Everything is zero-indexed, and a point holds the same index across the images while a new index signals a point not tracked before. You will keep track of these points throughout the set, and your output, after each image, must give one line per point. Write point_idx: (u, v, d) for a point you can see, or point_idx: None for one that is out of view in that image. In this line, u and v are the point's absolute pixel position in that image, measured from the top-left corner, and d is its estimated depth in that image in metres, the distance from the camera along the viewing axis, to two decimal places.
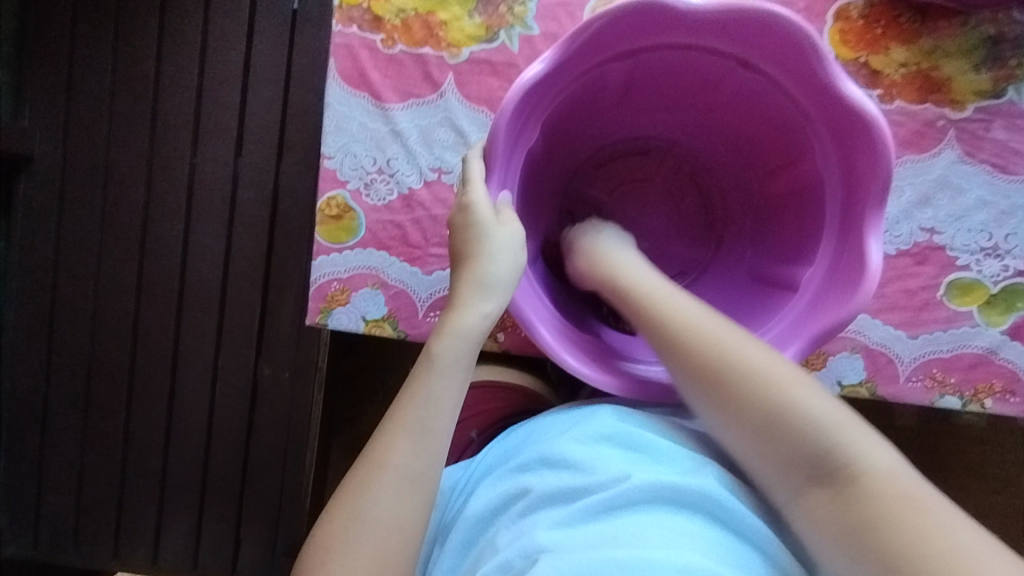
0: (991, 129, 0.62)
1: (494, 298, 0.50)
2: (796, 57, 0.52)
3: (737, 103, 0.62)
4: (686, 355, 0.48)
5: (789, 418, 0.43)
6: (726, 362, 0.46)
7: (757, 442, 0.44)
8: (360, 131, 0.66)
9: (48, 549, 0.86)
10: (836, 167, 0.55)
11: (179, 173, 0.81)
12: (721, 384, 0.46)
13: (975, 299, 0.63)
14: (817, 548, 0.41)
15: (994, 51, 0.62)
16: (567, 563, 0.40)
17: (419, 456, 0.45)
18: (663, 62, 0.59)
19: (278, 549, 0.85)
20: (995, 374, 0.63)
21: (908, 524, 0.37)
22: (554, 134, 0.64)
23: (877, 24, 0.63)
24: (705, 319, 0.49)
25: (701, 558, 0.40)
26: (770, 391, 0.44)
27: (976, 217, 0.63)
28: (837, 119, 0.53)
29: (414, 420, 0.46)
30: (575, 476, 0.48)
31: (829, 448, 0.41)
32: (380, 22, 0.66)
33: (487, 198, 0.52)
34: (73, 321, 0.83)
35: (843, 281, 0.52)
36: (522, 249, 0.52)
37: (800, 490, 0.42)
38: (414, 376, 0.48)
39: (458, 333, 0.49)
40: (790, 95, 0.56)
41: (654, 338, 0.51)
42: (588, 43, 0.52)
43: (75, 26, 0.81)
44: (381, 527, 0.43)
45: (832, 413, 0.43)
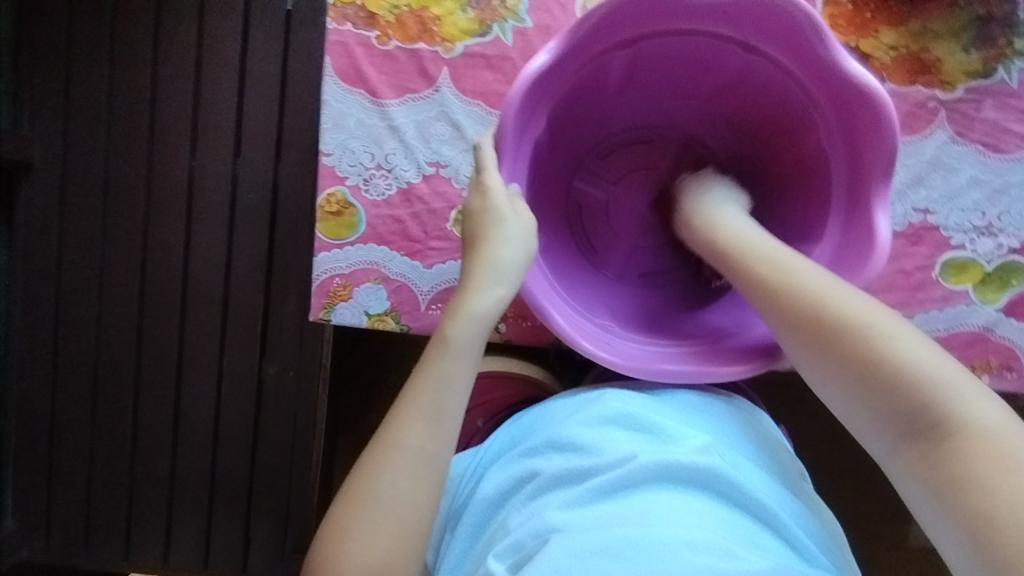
0: (982, 108, 0.63)
1: (506, 282, 0.51)
2: (796, 36, 0.53)
3: (741, 85, 0.62)
4: (788, 309, 0.49)
5: (887, 373, 0.43)
6: (832, 317, 0.47)
7: (858, 390, 0.45)
8: (358, 127, 0.66)
9: (61, 552, 0.87)
10: (840, 142, 0.56)
11: (179, 176, 0.81)
12: (826, 340, 0.46)
13: (969, 278, 0.64)
14: (908, 495, 0.42)
15: (983, 31, 0.63)
16: (577, 541, 0.41)
17: (434, 439, 0.46)
18: (665, 49, 0.60)
19: (288, 546, 0.86)
20: (991, 352, 0.64)
21: (1003, 480, 0.37)
22: (560, 126, 0.65)
23: (867, 8, 0.64)
24: (814, 276, 0.49)
25: (711, 534, 0.42)
26: (870, 341, 0.44)
27: (969, 196, 0.63)
28: (839, 97, 0.54)
29: (429, 403, 0.47)
30: (583, 458, 0.49)
31: (934, 400, 0.41)
32: (374, 19, 0.66)
33: (500, 185, 0.53)
34: (78, 326, 0.84)
35: (851, 259, 0.54)
36: (532, 237, 0.53)
37: (895, 445, 0.43)
38: (426, 356, 0.48)
39: (472, 316, 0.49)
40: (793, 76, 0.57)
41: (758, 295, 0.52)
42: (591, 33, 0.53)
43: (70, 31, 0.81)
44: (397, 508, 0.44)
45: (938, 370, 0.42)
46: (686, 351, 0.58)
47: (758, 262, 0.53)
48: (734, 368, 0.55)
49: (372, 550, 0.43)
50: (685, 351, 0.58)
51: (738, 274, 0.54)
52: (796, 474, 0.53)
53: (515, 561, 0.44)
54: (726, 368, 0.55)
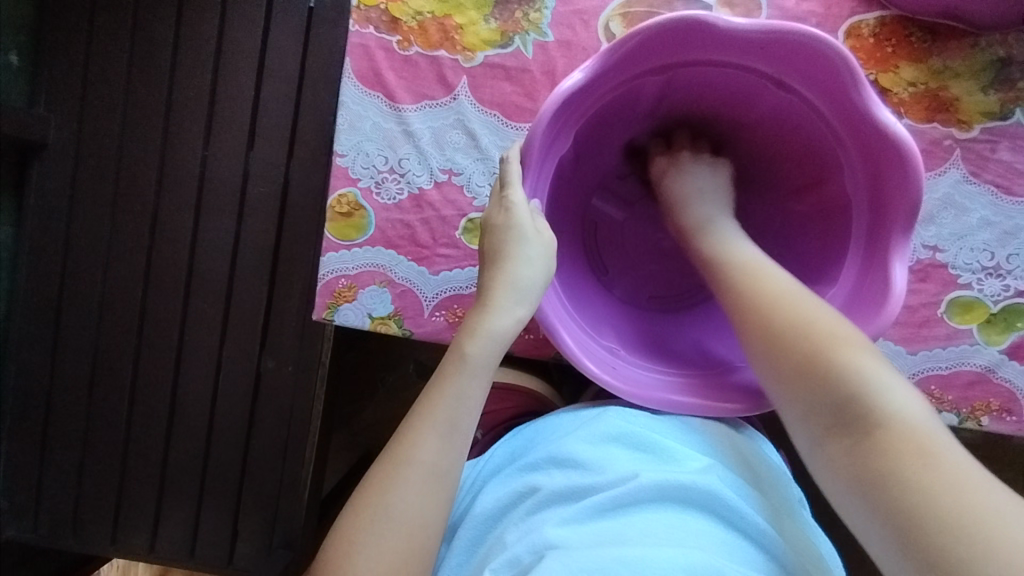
0: (997, 150, 0.63)
1: (527, 303, 0.51)
2: (831, 79, 0.52)
3: (771, 119, 0.63)
4: (746, 308, 0.52)
5: (821, 367, 0.45)
6: (781, 315, 0.49)
7: (796, 386, 0.47)
8: (373, 130, 0.67)
9: (47, 533, 0.87)
10: (863, 185, 0.57)
11: (191, 165, 0.82)
12: (776, 338, 0.49)
13: (975, 318, 0.64)
14: (836, 490, 0.43)
15: (1003, 72, 0.63)
16: (575, 559, 0.41)
17: (444, 453, 0.47)
18: (700, 76, 0.60)
19: (275, 541, 0.86)
20: (992, 393, 0.64)
21: (910, 472, 0.38)
22: (580, 145, 0.65)
23: (888, 42, 0.64)
24: (780, 281, 0.52)
25: (709, 556, 0.42)
26: (810, 340, 0.47)
27: (979, 236, 0.63)
28: (868, 143, 0.54)
29: (443, 420, 0.47)
30: (583, 476, 0.49)
31: (859, 396, 0.43)
32: (396, 23, 0.67)
33: (523, 202, 0.53)
34: (80, 308, 0.84)
35: (866, 306, 0.53)
36: (553, 256, 0.53)
37: (820, 437, 0.45)
38: (443, 371, 0.49)
39: (490, 335, 0.50)
40: (824, 117, 0.57)
41: (724, 293, 0.55)
42: (625, 58, 0.53)
43: (93, 16, 0.81)
44: (406, 522, 0.45)
45: (871, 371, 0.44)
46: (688, 381, 0.58)
47: (732, 264, 0.56)
48: (731, 406, 0.56)
49: (379, 563, 0.43)
50: (683, 382, 0.58)
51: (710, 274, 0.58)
52: (795, 501, 0.53)
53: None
54: (724, 404, 0.56)
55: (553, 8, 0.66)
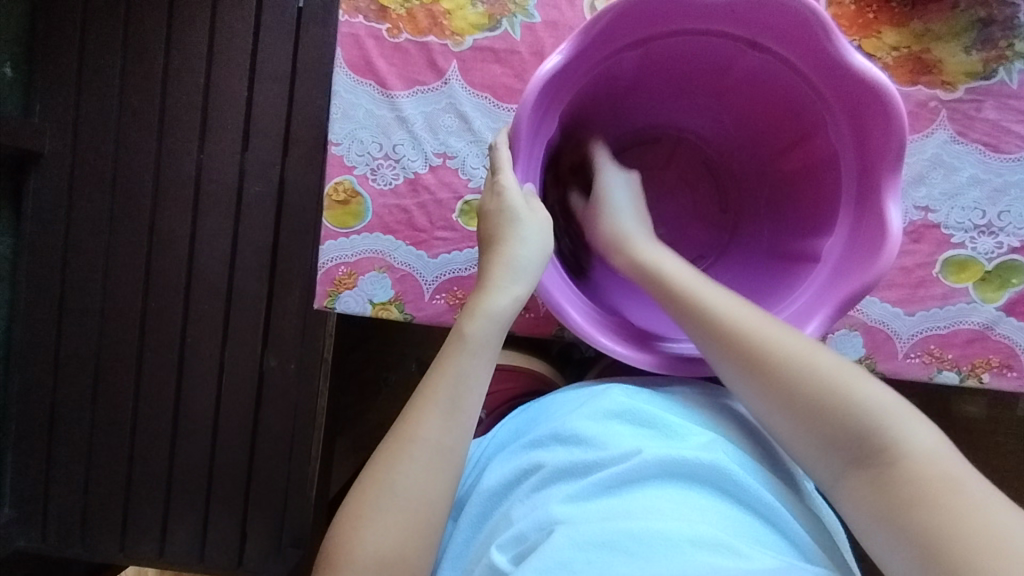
0: (983, 109, 0.64)
1: (524, 281, 0.52)
2: (805, 34, 0.54)
3: (748, 84, 0.64)
4: (736, 347, 0.49)
5: (837, 406, 0.44)
6: (763, 347, 0.48)
7: (804, 422, 0.45)
8: (367, 118, 0.67)
9: (56, 542, 0.87)
10: (847, 137, 0.57)
11: (187, 166, 0.82)
12: (778, 381, 0.46)
13: (970, 276, 0.64)
14: (860, 527, 0.42)
15: (984, 33, 0.64)
16: (581, 533, 0.42)
17: (448, 431, 0.47)
18: (677, 48, 0.61)
19: (285, 540, 0.86)
20: (991, 350, 0.64)
21: (945, 507, 0.38)
22: (569, 127, 0.65)
23: (869, 8, 0.65)
24: (756, 317, 0.50)
25: (716, 532, 0.42)
26: (804, 374, 0.46)
27: (969, 195, 0.64)
28: (849, 92, 0.55)
29: (445, 397, 0.48)
30: (587, 452, 0.49)
31: (875, 430, 0.42)
32: (385, 12, 0.67)
33: (514, 185, 0.54)
34: (81, 315, 0.84)
35: (863, 250, 0.54)
36: (549, 234, 0.54)
37: (841, 471, 0.43)
38: (444, 352, 0.49)
39: (488, 314, 0.50)
40: (803, 75, 0.58)
41: (698, 329, 0.51)
42: (601, 34, 0.54)
43: (85, 24, 0.82)
44: (412, 499, 0.45)
45: (883, 403, 0.43)
46: None
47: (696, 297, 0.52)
48: None
49: (386, 539, 0.44)
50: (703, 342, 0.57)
51: (670, 305, 0.54)
52: (795, 471, 0.53)
53: (518, 553, 0.44)
54: None
55: None
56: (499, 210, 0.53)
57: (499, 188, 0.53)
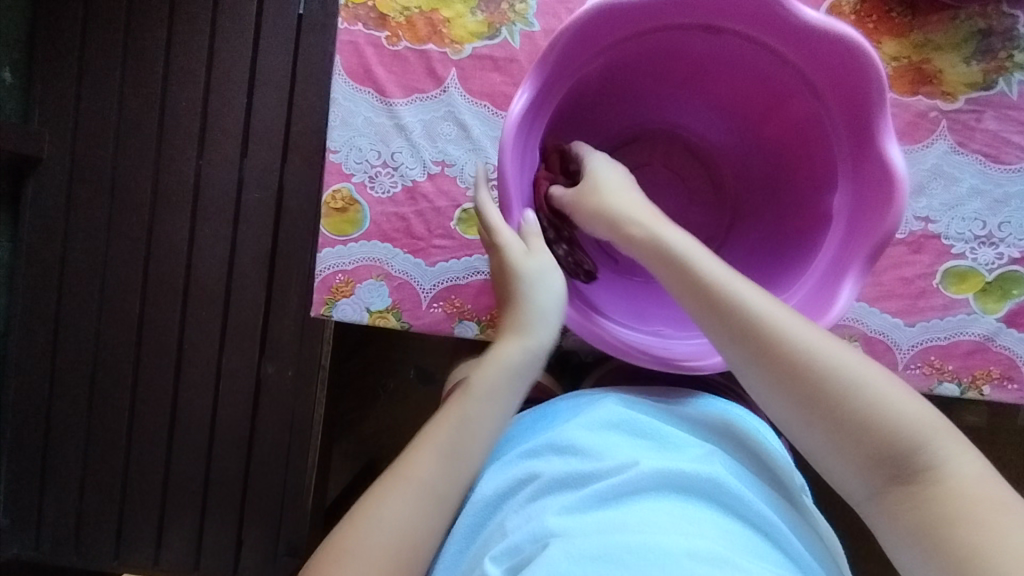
0: (983, 119, 0.64)
1: (529, 331, 0.53)
2: (761, 11, 0.55)
3: (724, 71, 0.64)
4: (773, 356, 0.46)
5: (879, 422, 0.43)
6: (804, 357, 0.45)
7: (842, 436, 0.44)
8: (365, 125, 0.67)
9: (50, 549, 0.86)
10: (847, 138, 0.58)
11: (185, 172, 0.82)
12: (819, 397, 0.45)
13: (970, 287, 0.64)
14: (890, 539, 0.43)
15: (984, 43, 0.64)
16: (578, 547, 0.41)
17: (446, 477, 0.49)
18: (659, 47, 0.61)
19: (280, 549, 0.85)
20: (992, 362, 0.64)
21: (981, 526, 0.39)
22: (559, 133, 0.66)
23: (869, 19, 0.65)
24: (795, 322, 0.47)
25: (712, 544, 0.42)
26: (847, 386, 0.44)
27: (970, 205, 0.64)
28: (836, 80, 0.56)
29: (446, 445, 0.50)
30: (584, 463, 0.49)
31: (914, 449, 0.42)
32: (384, 20, 0.67)
33: (512, 239, 0.55)
34: (79, 320, 0.84)
35: (864, 235, 0.55)
36: (551, 278, 0.54)
37: (878, 489, 0.43)
38: (451, 402, 0.52)
39: (495, 365, 0.52)
40: (780, 56, 0.59)
41: (730, 332, 0.48)
42: (586, 37, 0.55)
43: (85, 29, 0.82)
44: (397, 536, 0.46)
45: (922, 416, 0.43)
46: None
47: (728, 300, 0.48)
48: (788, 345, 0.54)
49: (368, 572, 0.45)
50: None
51: (695, 308, 0.50)
52: (792, 485, 0.52)
53: (512, 565, 0.43)
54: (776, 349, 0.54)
55: None
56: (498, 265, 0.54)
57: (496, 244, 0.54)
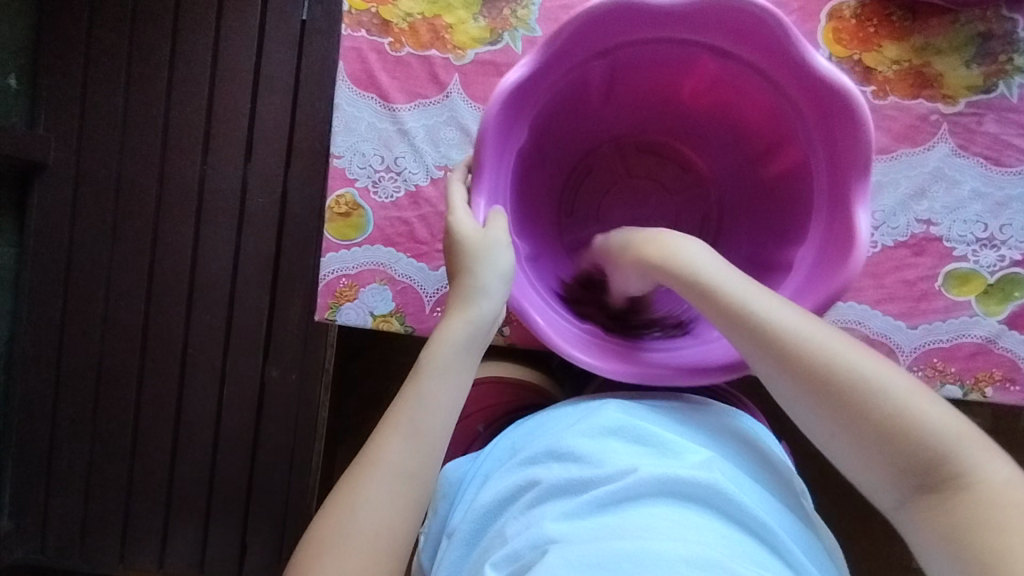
0: (984, 122, 0.64)
1: (484, 308, 0.51)
2: (723, 18, 0.53)
3: (697, 74, 0.63)
4: (799, 369, 0.45)
5: (906, 431, 0.43)
6: (829, 368, 0.45)
7: (869, 446, 0.44)
8: (368, 131, 0.68)
9: (56, 553, 0.87)
10: (818, 143, 0.56)
11: (189, 177, 0.83)
12: (851, 408, 0.44)
13: (972, 290, 0.64)
14: (922, 544, 0.43)
15: (984, 47, 0.64)
16: (575, 554, 0.41)
17: (413, 455, 0.46)
18: (634, 59, 0.61)
19: (284, 551, 0.85)
20: (995, 364, 0.64)
21: (1011, 529, 0.39)
22: (544, 139, 0.66)
23: (870, 22, 0.65)
24: (822, 333, 0.46)
25: (709, 550, 0.42)
26: (873, 397, 0.44)
27: (971, 208, 0.64)
28: (812, 94, 0.54)
29: (406, 422, 0.47)
30: (583, 469, 0.49)
31: (941, 455, 0.42)
32: (387, 26, 0.68)
33: (468, 219, 0.53)
34: (83, 325, 0.84)
35: (839, 230, 0.53)
36: (506, 253, 0.52)
37: (910, 496, 0.43)
38: (405, 384, 0.49)
39: (450, 344, 0.50)
40: (751, 64, 0.57)
41: (755, 346, 0.47)
42: (557, 52, 0.54)
43: (90, 36, 0.83)
44: (371, 527, 0.44)
45: (949, 421, 0.43)
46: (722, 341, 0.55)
47: (750, 311, 0.47)
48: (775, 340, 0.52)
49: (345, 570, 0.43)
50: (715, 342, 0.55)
51: (719, 319, 0.49)
52: (794, 491, 0.52)
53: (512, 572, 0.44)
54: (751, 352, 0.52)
55: (540, 4, 0.67)
56: (453, 249, 0.52)
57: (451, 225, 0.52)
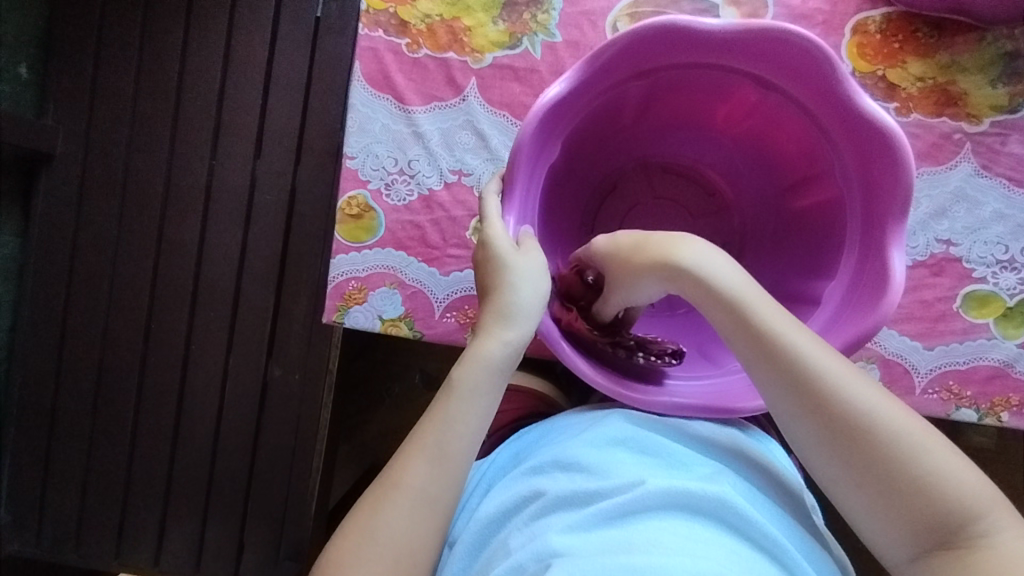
0: (1008, 143, 0.63)
1: (517, 326, 0.50)
2: (768, 48, 0.52)
3: (732, 101, 0.62)
4: (817, 409, 0.44)
5: (923, 484, 0.41)
6: (849, 411, 0.43)
7: (882, 497, 0.42)
8: (383, 132, 0.67)
9: (51, 547, 0.86)
10: (855, 177, 0.55)
11: (198, 172, 0.82)
12: (865, 451, 0.42)
13: (991, 312, 0.63)
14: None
15: (1010, 67, 0.63)
16: (581, 568, 0.40)
17: (434, 479, 0.45)
18: (670, 82, 0.60)
19: (283, 553, 0.84)
20: (1011, 388, 0.63)
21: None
22: (571, 157, 0.66)
23: (895, 38, 0.64)
24: (842, 373, 0.44)
25: (717, 566, 0.40)
26: (891, 445, 0.42)
27: (992, 230, 0.63)
28: (850, 127, 0.53)
29: (431, 442, 0.46)
30: (589, 480, 0.48)
31: (954, 509, 0.40)
32: (405, 26, 0.67)
33: (501, 232, 0.52)
34: (87, 319, 0.84)
35: (874, 259, 0.52)
36: (543, 276, 0.51)
37: (914, 544, 0.42)
38: (434, 401, 0.48)
39: (483, 360, 0.48)
40: (790, 95, 0.56)
41: (773, 378, 0.45)
42: (596, 74, 0.53)
43: (103, 26, 0.82)
44: (393, 549, 0.43)
45: (964, 476, 0.41)
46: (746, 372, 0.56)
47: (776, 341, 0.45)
48: None
49: None
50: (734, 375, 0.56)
51: (742, 343, 0.46)
52: (802, 506, 0.51)
53: None
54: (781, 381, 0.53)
55: (561, 9, 0.66)
56: (484, 259, 0.51)
57: (485, 237, 0.51)
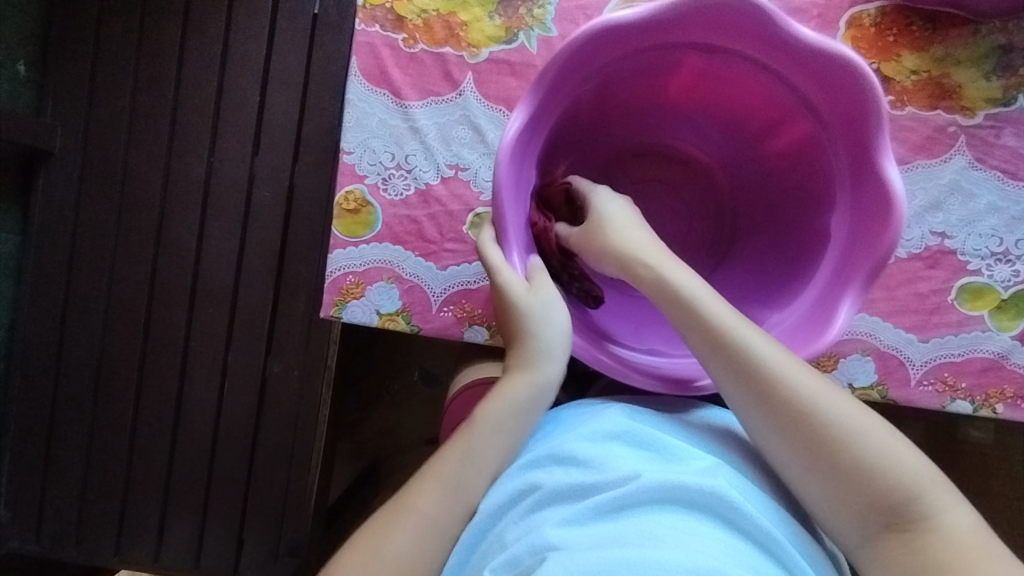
0: (1002, 135, 0.63)
1: (543, 362, 0.54)
2: (747, 24, 0.54)
3: (718, 84, 0.63)
4: (768, 400, 0.46)
5: (876, 474, 0.43)
6: (799, 403, 0.45)
7: (837, 486, 0.44)
8: (380, 127, 0.67)
9: (51, 543, 0.86)
10: (847, 157, 0.57)
11: (196, 168, 0.82)
12: (816, 440, 0.44)
13: (985, 304, 0.63)
14: None
15: (1005, 59, 0.64)
16: (576, 562, 0.40)
17: (444, 507, 0.49)
18: (659, 65, 0.61)
19: (282, 548, 0.84)
20: (1006, 380, 0.64)
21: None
22: (560, 143, 0.66)
23: (889, 31, 0.64)
24: (792, 367, 0.47)
25: (711, 559, 0.41)
26: (843, 436, 0.44)
27: (987, 222, 0.63)
28: (837, 103, 0.55)
29: (447, 475, 0.50)
30: (585, 474, 0.48)
31: (910, 499, 0.42)
32: (402, 21, 0.67)
33: (512, 278, 0.55)
34: (86, 316, 0.84)
35: (865, 222, 0.54)
36: (560, 309, 0.55)
37: (870, 535, 0.43)
38: (456, 435, 0.53)
39: (505, 400, 0.53)
40: (772, 70, 0.58)
41: (728, 372, 0.48)
42: (578, 57, 0.54)
43: (100, 24, 0.82)
44: (399, 566, 0.47)
45: (917, 468, 0.43)
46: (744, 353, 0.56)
47: (728, 336, 0.48)
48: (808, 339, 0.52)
49: None
50: None
51: (697, 338, 0.49)
52: (796, 496, 0.52)
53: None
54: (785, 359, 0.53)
55: (556, 4, 0.67)
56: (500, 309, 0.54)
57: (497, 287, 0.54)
